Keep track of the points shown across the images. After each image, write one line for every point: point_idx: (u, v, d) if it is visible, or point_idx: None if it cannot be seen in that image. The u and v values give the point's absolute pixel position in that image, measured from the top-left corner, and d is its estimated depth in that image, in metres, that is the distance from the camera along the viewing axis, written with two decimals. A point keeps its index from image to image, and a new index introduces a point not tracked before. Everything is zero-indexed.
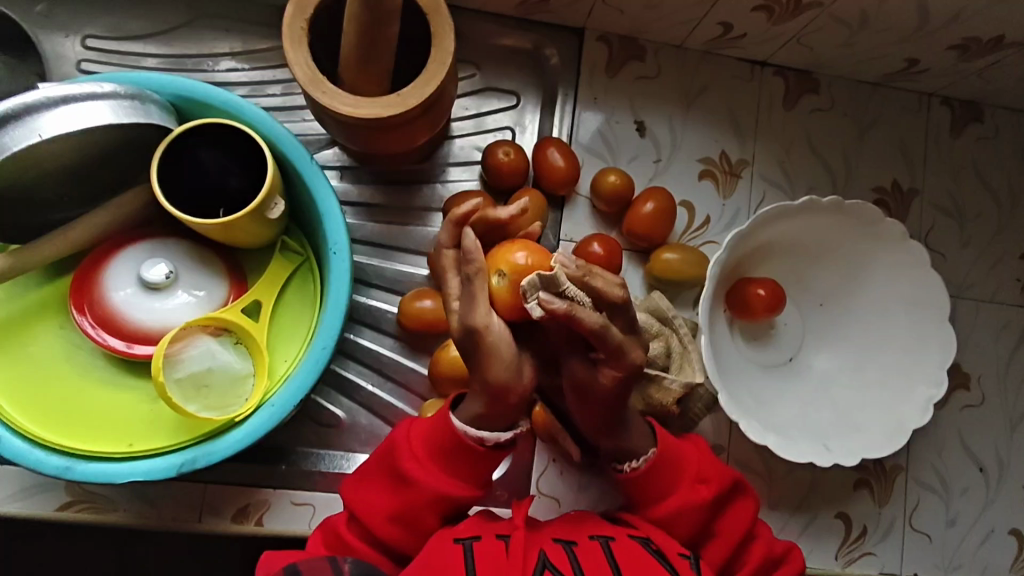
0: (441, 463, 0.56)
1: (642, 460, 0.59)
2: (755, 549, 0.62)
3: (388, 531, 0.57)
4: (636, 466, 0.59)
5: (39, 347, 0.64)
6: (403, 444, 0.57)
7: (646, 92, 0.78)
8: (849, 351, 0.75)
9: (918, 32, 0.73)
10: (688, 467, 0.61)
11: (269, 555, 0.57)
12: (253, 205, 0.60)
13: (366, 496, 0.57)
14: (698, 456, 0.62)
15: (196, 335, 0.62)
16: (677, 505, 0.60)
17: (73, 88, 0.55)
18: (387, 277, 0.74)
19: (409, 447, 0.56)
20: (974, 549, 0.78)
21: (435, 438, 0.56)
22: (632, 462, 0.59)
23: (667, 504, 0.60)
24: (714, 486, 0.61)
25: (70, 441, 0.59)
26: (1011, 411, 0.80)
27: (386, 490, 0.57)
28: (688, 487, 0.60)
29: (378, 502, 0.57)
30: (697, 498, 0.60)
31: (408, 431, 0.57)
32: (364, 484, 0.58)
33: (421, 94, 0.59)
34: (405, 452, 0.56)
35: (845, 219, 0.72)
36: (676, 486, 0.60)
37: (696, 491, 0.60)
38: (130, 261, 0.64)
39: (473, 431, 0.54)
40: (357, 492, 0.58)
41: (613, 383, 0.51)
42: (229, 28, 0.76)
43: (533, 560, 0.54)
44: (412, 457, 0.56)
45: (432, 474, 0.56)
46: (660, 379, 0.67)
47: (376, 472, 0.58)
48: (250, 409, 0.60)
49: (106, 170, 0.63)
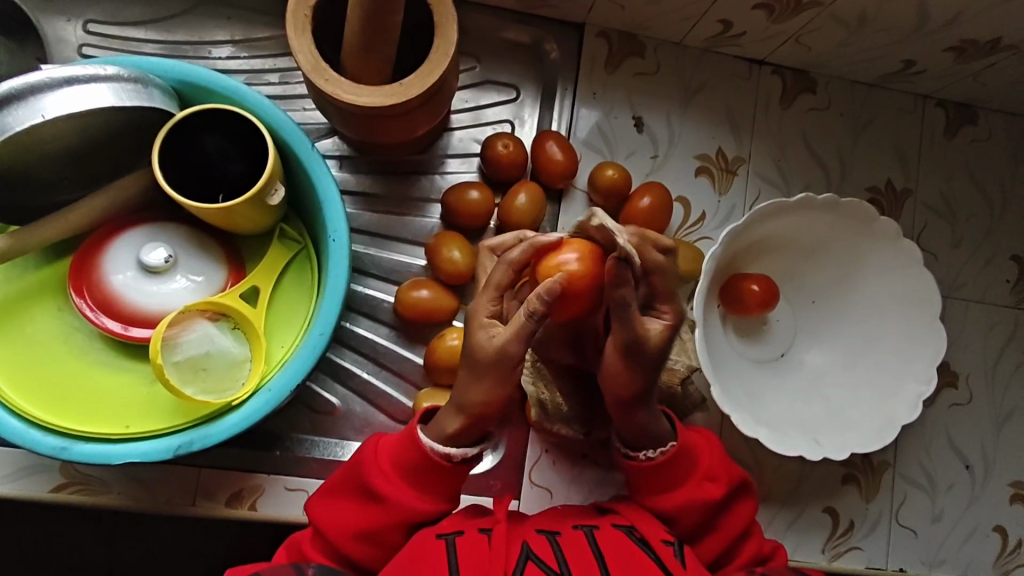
0: (410, 478, 0.57)
1: (659, 451, 0.60)
2: (750, 545, 0.63)
3: (355, 548, 0.57)
4: (652, 455, 0.60)
5: (37, 329, 0.64)
6: (369, 460, 0.57)
7: (646, 88, 0.79)
8: (840, 348, 0.76)
9: (917, 33, 0.73)
10: (701, 463, 0.61)
11: (233, 568, 0.55)
12: (254, 189, 0.60)
13: (332, 512, 0.58)
14: (712, 452, 0.62)
15: (193, 320, 0.62)
16: (686, 498, 0.60)
17: (77, 70, 0.55)
18: (384, 267, 0.74)
19: (376, 461, 0.57)
20: (958, 545, 0.79)
21: (403, 453, 0.56)
22: (648, 451, 0.60)
23: (675, 497, 0.60)
24: (723, 485, 0.62)
25: (93, 428, 0.60)
26: (997, 409, 0.81)
27: (356, 505, 0.58)
28: (697, 484, 0.61)
29: (346, 518, 0.57)
30: (704, 496, 0.60)
31: (375, 446, 0.58)
32: (332, 501, 0.58)
33: (424, 83, 0.60)
34: (372, 467, 0.57)
35: (839, 216, 0.73)
36: (685, 479, 0.60)
37: (705, 489, 0.61)
38: (129, 244, 0.65)
39: (438, 448, 0.56)
40: (325, 508, 0.58)
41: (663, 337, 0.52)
42: (231, 16, 0.76)
43: (517, 551, 0.54)
44: (379, 473, 0.57)
45: (400, 490, 0.56)
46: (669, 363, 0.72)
47: (346, 488, 0.58)
48: (247, 393, 0.61)
49: (107, 154, 0.63)
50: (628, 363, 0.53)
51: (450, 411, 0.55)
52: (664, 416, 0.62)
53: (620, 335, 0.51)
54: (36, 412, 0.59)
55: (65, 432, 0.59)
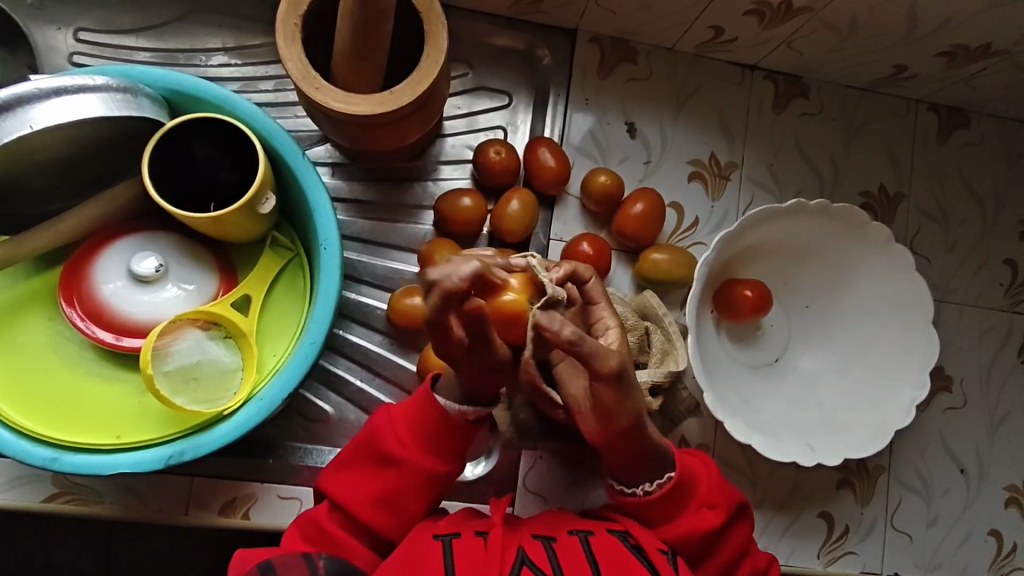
0: (425, 442, 0.58)
1: (657, 484, 0.60)
2: (746, 564, 0.63)
3: (374, 516, 0.58)
4: (649, 489, 0.60)
5: (28, 338, 0.64)
6: (385, 428, 0.58)
7: (638, 93, 0.79)
8: (834, 353, 0.76)
9: (908, 38, 0.73)
10: (700, 490, 0.61)
11: (240, 552, 0.56)
12: (244, 199, 0.60)
13: (349, 483, 0.58)
14: (709, 477, 0.62)
15: (184, 329, 0.62)
16: (687, 528, 0.60)
17: (66, 80, 0.55)
18: (377, 274, 0.74)
19: (392, 430, 0.58)
20: (953, 550, 0.79)
21: (417, 417, 0.58)
22: (646, 485, 0.60)
23: (678, 526, 0.60)
24: (722, 512, 0.61)
25: (85, 439, 0.60)
26: (992, 412, 0.81)
27: (371, 475, 0.58)
28: (696, 511, 0.60)
29: (363, 487, 0.58)
30: (704, 523, 0.60)
31: (388, 416, 0.59)
32: (346, 473, 0.59)
33: (414, 91, 0.60)
34: (388, 433, 0.58)
35: (832, 221, 0.73)
36: (683, 508, 0.60)
37: (704, 516, 0.60)
38: (120, 253, 0.64)
39: (453, 406, 0.57)
40: (337, 481, 0.58)
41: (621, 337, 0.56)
42: (222, 23, 0.76)
43: (512, 556, 0.54)
44: (396, 440, 0.58)
45: (416, 454, 0.58)
46: None
47: (357, 461, 0.59)
48: (239, 402, 0.61)
49: (98, 162, 0.63)
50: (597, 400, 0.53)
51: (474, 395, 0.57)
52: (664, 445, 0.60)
53: (607, 368, 0.50)
54: (33, 424, 0.59)
55: (65, 444, 0.59)
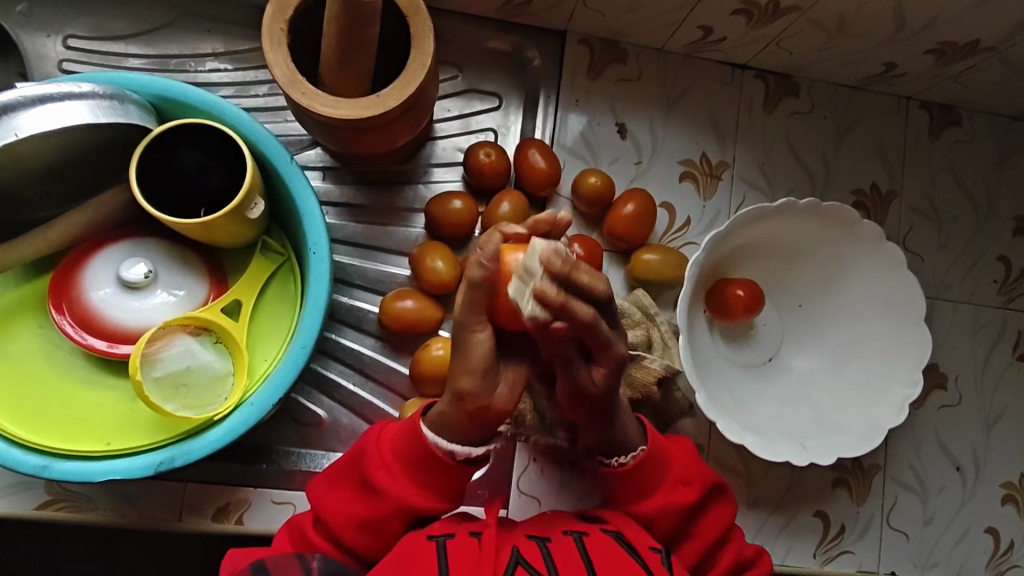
0: (412, 473, 0.56)
1: (631, 456, 0.60)
2: (727, 552, 0.63)
3: (355, 536, 0.57)
4: (624, 461, 0.60)
5: (17, 346, 0.64)
6: (373, 452, 0.57)
7: (627, 94, 0.79)
8: (827, 351, 0.76)
9: (893, 37, 0.74)
10: (675, 467, 0.62)
11: (229, 551, 0.56)
12: (231, 204, 0.60)
13: (335, 499, 0.58)
14: (684, 457, 0.63)
15: (174, 334, 0.62)
16: (661, 502, 0.60)
17: (51, 88, 0.55)
18: (369, 277, 0.74)
19: (379, 455, 0.56)
20: (950, 547, 0.79)
21: (406, 448, 0.56)
22: (621, 457, 0.60)
23: (653, 501, 0.60)
24: (696, 488, 0.62)
25: (74, 446, 0.60)
26: (988, 410, 0.81)
27: (357, 496, 0.57)
28: (672, 487, 0.61)
29: (348, 507, 0.57)
30: (678, 499, 0.61)
31: (377, 437, 0.57)
32: (335, 487, 0.58)
33: (401, 94, 0.60)
34: (375, 459, 0.56)
35: (823, 219, 0.73)
36: (661, 482, 0.61)
37: (679, 493, 0.61)
38: (110, 259, 0.65)
39: (442, 444, 0.55)
40: (326, 493, 0.58)
41: (603, 381, 0.52)
42: (212, 28, 0.76)
43: (506, 559, 0.54)
44: (381, 466, 0.56)
45: (401, 486, 0.56)
46: (640, 358, 0.68)
47: (346, 477, 0.58)
48: (229, 408, 0.61)
49: (87, 169, 0.63)
50: (583, 403, 0.54)
51: (444, 395, 0.54)
52: (636, 420, 0.62)
53: (565, 386, 0.53)
54: (23, 431, 0.60)
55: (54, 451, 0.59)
